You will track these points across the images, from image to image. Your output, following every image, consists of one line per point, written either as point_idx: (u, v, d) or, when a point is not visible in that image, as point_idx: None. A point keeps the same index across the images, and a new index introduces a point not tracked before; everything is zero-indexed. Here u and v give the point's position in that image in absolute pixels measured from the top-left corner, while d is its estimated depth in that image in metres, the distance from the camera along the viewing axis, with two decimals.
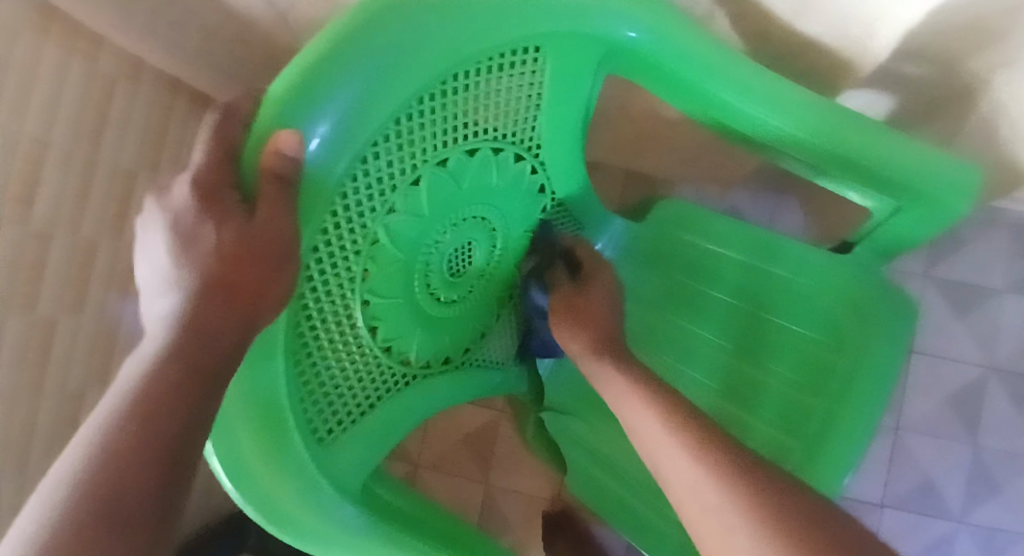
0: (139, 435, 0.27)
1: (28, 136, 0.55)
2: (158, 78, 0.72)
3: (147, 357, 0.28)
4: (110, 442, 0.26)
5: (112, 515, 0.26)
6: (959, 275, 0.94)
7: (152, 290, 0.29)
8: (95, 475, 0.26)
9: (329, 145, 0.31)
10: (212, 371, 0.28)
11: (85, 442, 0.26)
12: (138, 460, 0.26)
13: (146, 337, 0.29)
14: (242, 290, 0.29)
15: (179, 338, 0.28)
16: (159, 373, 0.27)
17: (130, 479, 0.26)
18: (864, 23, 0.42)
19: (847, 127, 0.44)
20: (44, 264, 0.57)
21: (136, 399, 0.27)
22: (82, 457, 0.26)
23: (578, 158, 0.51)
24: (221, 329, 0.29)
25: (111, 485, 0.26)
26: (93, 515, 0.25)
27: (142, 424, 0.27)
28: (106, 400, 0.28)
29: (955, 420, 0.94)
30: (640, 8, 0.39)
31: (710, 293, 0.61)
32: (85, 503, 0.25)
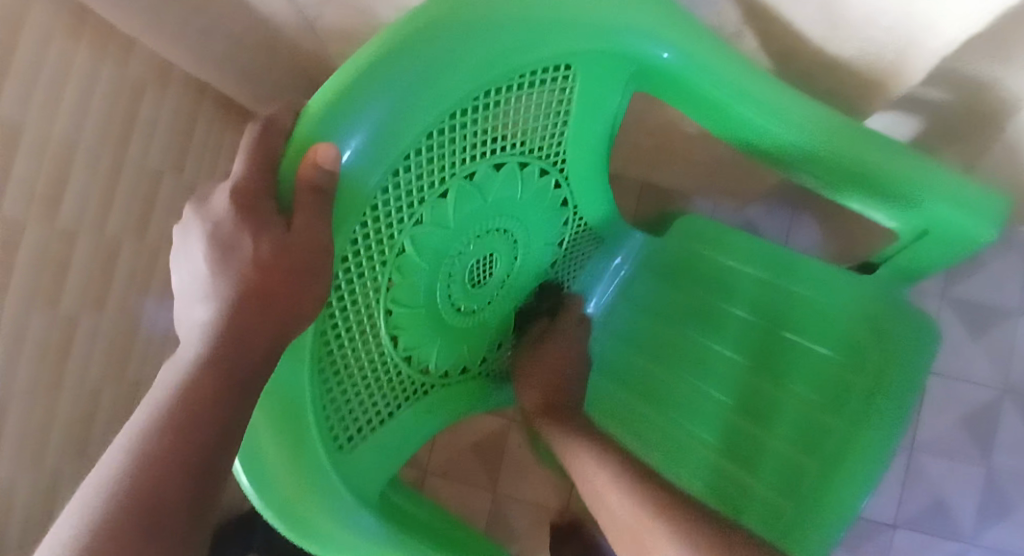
0: (173, 442, 0.27)
1: (60, 136, 0.56)
2: (187, 82, 0.73)
3: (184, 365, 0.29)
4: (147, 447, 0.27)
5: (145, 522, 0.26)
6: (975, 296, 0.93)
7: (190, 296, 0.30)
8: (131, 482, 0.26)
9: (364, 159, 0.31)
10: (245, 379, 0.29)
11: (121, 450, 0.27)
12: (171, 467, 0.27)
13: (183, 345, 0.30)
14: (276, 301, 0.29)
15: (215, 347, 0.29)
16: (196, 381, 0.28)
17: (163, 486, 0.26)
18: (897, 47, 0.43)
19: (871, 148, 0.44)
20: (69, 262, 0.58)
21: (172, 406, 0.28)
22: (119, 463, 0.26)
23: (601, 174, 0.51)
24: (256, 338, 0.29)
25: (144, 492, 0.26)
26: (127, 521, 0.25)
27: (177, 430, 0.27)
28: (142, 409, 0.28)
29: (969, 441, 0.93)
30: (672, 29, 0.40)
31: (726, 309, 0.61)
32: (122, 509, 0.25)
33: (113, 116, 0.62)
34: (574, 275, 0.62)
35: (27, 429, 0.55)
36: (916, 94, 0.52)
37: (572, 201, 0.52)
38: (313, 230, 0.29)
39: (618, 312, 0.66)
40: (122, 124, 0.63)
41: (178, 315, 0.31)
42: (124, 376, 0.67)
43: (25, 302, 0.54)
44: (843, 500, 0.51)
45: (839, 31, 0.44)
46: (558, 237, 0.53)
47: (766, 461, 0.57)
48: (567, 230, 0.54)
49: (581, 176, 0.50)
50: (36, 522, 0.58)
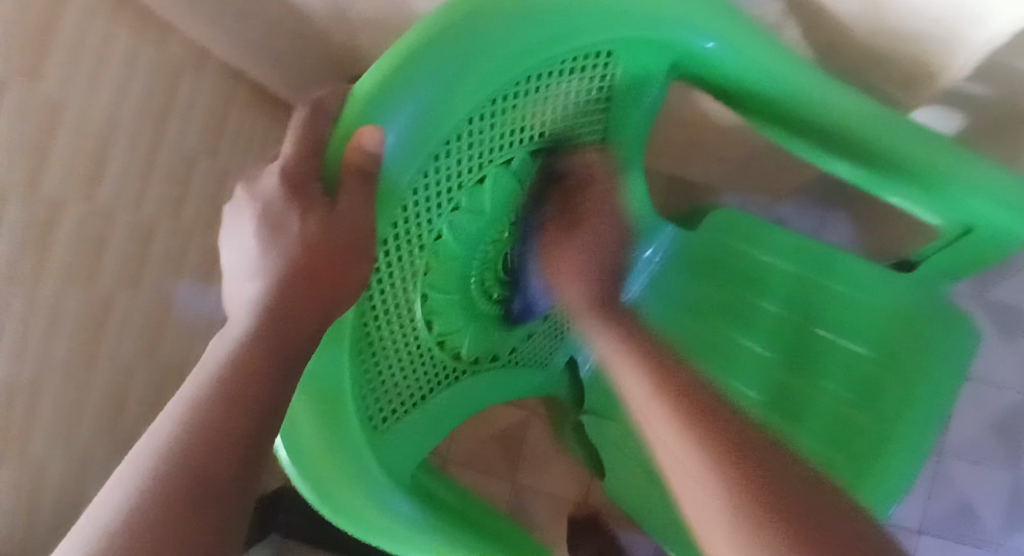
0: (221, 418, 0.28)
1: (99, 118, 0.57)
2: (222, 68, 0.74)
3: (235, 340, 0.30)
4: (197, 422, 0.28)
5: (194, 493, 0.26)
6: (1009, 299, 0.91)
7: (241, 274, 0.31)
8: (183, 455, 0.27)
9: (406, 142, 0.32)
10: (292, 356, 0.29)
11: (170, 424, 0.28)
12: (218, 442, 0.27)
13: (233, 321, 0.31)
14: (325, 278, 0.30)
15: (263, 325, 0.30)
16: (245, 355, 0.29)
17: (211, 460, 0.27)
18: (944, 41, 0.42)
19: (918, 139, 0.43)
20: (107, 242, 0.59)
21: (222, 381, 0.28)
22: (170, 435, 0.27)
23: (635, 164, 0.51)
24: (304, 315, 0.30)
25: (192, 464, 0.27)
26: (175, 491, 0.26)
27: (226, 406, 0.28)
28: (191, 383, 0.29)
29: (998, 446, 0.91)
30: (719, 17, 0.39)
31: (759, 303, 0.61)
32: (174, 482, 0.26)
33: (151, 100, 0.63)
34: None
35: (62, 404, 0.57)
36: (958, 91, 0.51)
37: None
38: (360, 211, 0.29)
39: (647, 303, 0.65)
40: (159, 109, 0.64)
41: (229, 293, 0.32)
42: (155, 358, 0.68)
43: (64, 281, 0.55)
44: (876, 493, 0.52)
45: (884, 25, 0.44)
46: None
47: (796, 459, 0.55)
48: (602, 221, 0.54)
49: (616, 166, 0.50)
50: (68, 496, 0.59)
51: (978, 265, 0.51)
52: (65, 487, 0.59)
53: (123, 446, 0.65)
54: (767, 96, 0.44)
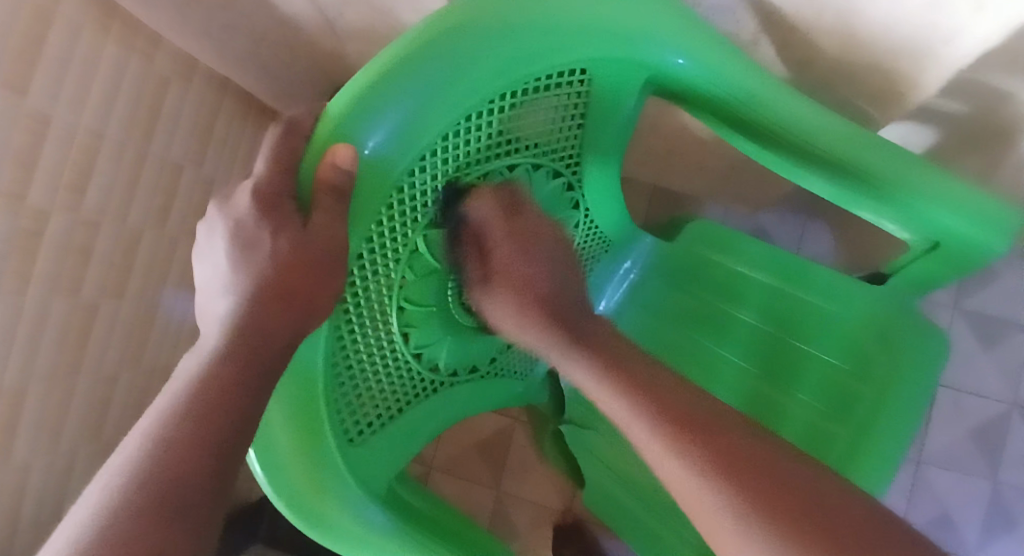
0: (195, 427, 0.28)
1: (85, 128, 0.58)
2: (210, 76, 0.75)
3: (207, 354, 0.30)
4: (167, 434, 0.28)
5: (166, 502, 0.26)
6: (987, 309, 0.93)
7: (213, 290, 0.31)
8: (154, 467, 0.27)
9: (381, 158, 0.32)
10: (265, 367, 0.30)
11: (143, 436, 0.28)
12: (190, 449, 0.27)
13: (205, 336, 0.31)
14: (297, 294, 0.30)
15: (234, 337, 0.30)
16: (219, 367, 0.29)
17: (184, 469, 0.27)
18: (915, 57, 0.43)
19: (884, 157, 0.44)
20: (91, 251, 0.60)
21: (194, 394, 0.29)
22: (142, 449, 0.27)
23: (614, 177, 0.52)
24: (275, 327, 0.30)
25: (165, 473, 0.27)
26: (148, 500, 0.26)
27: (198, 415, 0.28)
28: (164, 396, 0.29)
29: (977, 453, 0.92)
30: (689, 36, 0.40)
31: (736, 315, 0.62)
32: (145, 493, 0.26)
33: (137, 109, 0.64)
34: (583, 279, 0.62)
35: (44, 413, 0.57)
36: (930, 108, 0.52)
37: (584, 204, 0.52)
38: (332, 229, 0.30)
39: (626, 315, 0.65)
40: (146, 118, 0.65)
41: (201, 308, 0.32)
42: (139, 365, 0.68)
43: (47, 290, 0.55)
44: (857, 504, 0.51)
45: (857, 41, 0.45)
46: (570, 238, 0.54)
47: None
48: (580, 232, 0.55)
49: (595, 179, 0.50)
50: (48, 504, 0.59)
51: (950, 277, 0.52)
52: (45, 496, 0.59)
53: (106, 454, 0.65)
54: (739, 116, 0.45)
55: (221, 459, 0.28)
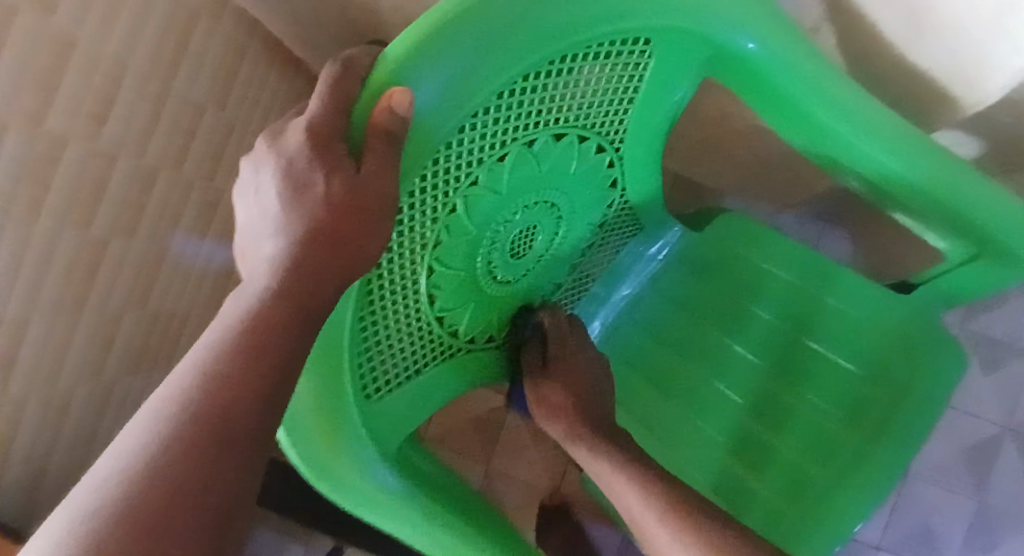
0: (241, 369, 0.28)
1: (110, 56, 0.55)
2: (239, 16, 0.72)
3: (253, 297, 0.30)
4: (214, 373, 0.28)
5: (215, 440, 0.27)
6: (992, 332, 0.93)
7: (260, 230, 0.30)
8: (200, 404, 0.27)
9: (435, 107, 0.31)
10: (311, 313, 0.30)
11: (192, 370, 0.28)
12: (237, 392, 0.28)
13: (250, 279, 0.31)
14: (346, 246, 0.30)
15: (282, 281, 0.29)
16: (267, 311, 0.29)
17: (231, 409, 0.28)
18: (979, 63, 0.42)
19: (937, 165, 0.43)
20: (107, 183, 0.58)
21: (239, 335, 0.29)
22: (187, 386, 0.28)
23: (655, 156, 0.51)
24: (323, 275, 0.30)
25: (213, 411, 0.27)
26: (198, 434, 0.27)
27: (246, 356, 0.28)
28: (212, 332, 0.30)
29: (967, 473, 0.93)
30: (762, 20, 0.38)
31: (754, 311, 0.61)
32: (191, 428, 0.27)
33: (164, 44, 0.61)
34: (608, 260, 0.61)
35: (45, 348, 0.56)
36: (986, 116, 0.51)
37: (621, 183, 0.51)
38: (381, 176, 0.29)
39: (645, 301, 0.64)
40: (171, 53, 0.62)
41: (245, 247, 0.32)
42: (145, 304, 0.67)
43: (58, 219, 0.54)
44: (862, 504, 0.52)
45: (924, 37, 0.43)
46: (601, 216, 0.53)
47: (774, 467, 0.57)
48: (611, 212, 0.54)
49: (635, 156, 0.49)
50: (44, 440, 0.59)
51: (978, 293, 0.52)
52: (42, 432, 0.58)
53: (103, 393, 0.65)
54: (800, 108, 0.43)
55: (267, 403, 0.29)
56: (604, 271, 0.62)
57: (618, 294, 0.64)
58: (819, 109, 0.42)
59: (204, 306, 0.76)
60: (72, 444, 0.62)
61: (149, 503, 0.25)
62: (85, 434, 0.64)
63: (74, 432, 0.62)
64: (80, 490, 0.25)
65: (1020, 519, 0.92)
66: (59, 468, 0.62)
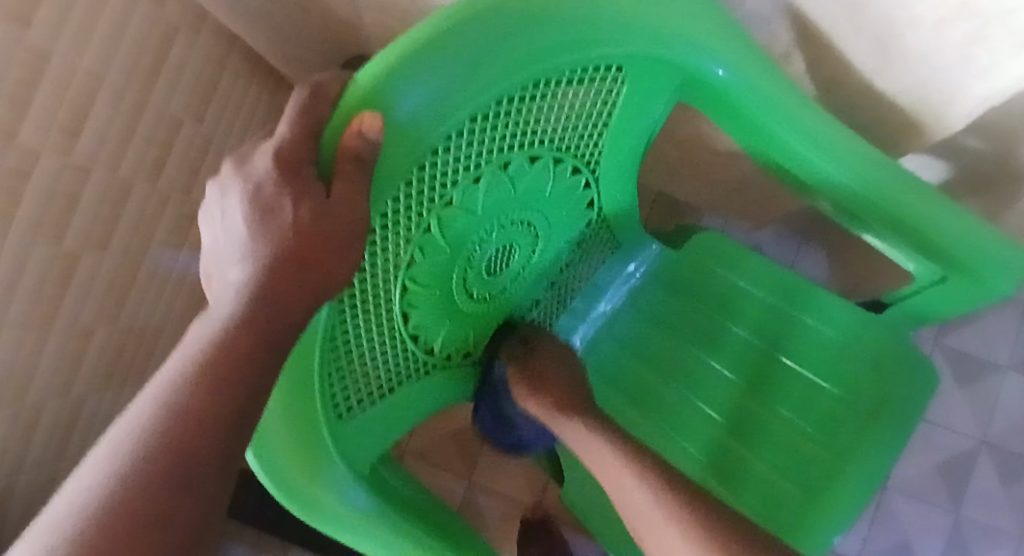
0: (206, 400, 0.28)
1: (85, 68, 0.55)
2: (218, 31, 0.71)
3: (218, 324, 0.29)
4: (177, 402, 0.28)
5: (178, 474, 0.27)
6: (966, 347, 0.95)
7: (227, 256, 0.30)
8: (162, 435, 0.27)
9: (405, 132, 0.31)
10: (279, 339, 0.30)
11: (154, 400, 0.28)
12: (201, 423, 0.28)
13: (216, 305, 0.30)
14: (315, 272, 0.30)
15: (248, 308, 0.29)
16: (232, 338, 0.29)
17: (194, 440, 0.27)
18: (944, 91, 0.43)
19: (902, 187, 0.43)
20: (79, 198, 0.57)
21: (203, 362, 0.29)
22: (149, 417, 0.27)
23: (631, 176, 0.51)
24: (292, 302, 0.30)
25: (176, 443, 0.27)
26: (160, 468, 0.26)
27: (210, 386, 0.28)
28: (176, 360, 0.29)
29: (943, 487, 0.94)
30: (734, 48, 0.39)
31: (731, 328, 0.61)
32: (152, 461, 0.26)
33: (141, 58, 0.61)
34: (586, 277, 0.62)
35: (12, 365, 0.54)
36: (951, 141, 0.53)
37: (597, 203, 0.52)
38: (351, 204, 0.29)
39: (623, 318, 0.65)
40: (149, 66, 0.62)
41: (212, 271, 0.31)
42: (118, 319, 0.66)
43: (28, 234, 0.53)
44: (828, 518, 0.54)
45: (892, 66, 0.44)
46: (578, 235, 0.54)
47: (749, 483, 0.57)
48: (589, 231, 0.54)
49: (610, 177, 0.50)
50: (10, 459, 0.57)
51: (944, 313, 0.53)
52: (8, 451, 0.57)
53: (72, 410, 0.63)
54: (771, 130, 0.43)
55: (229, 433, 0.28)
56: (583, 288, 0.63)
57: (596, 310, 0.65)
58: (786, 133, 0.43)
59: (179, 320, 0.75)
60: (39, 462, 0.61)
61: (109, 542, 0.25)
62: (54, 452, 0.62)
63: (41, 450, 0.61)
64: (40, 527, 0.25)
65: (994, 531, 0.93)
66: (25, 488, 0.60)
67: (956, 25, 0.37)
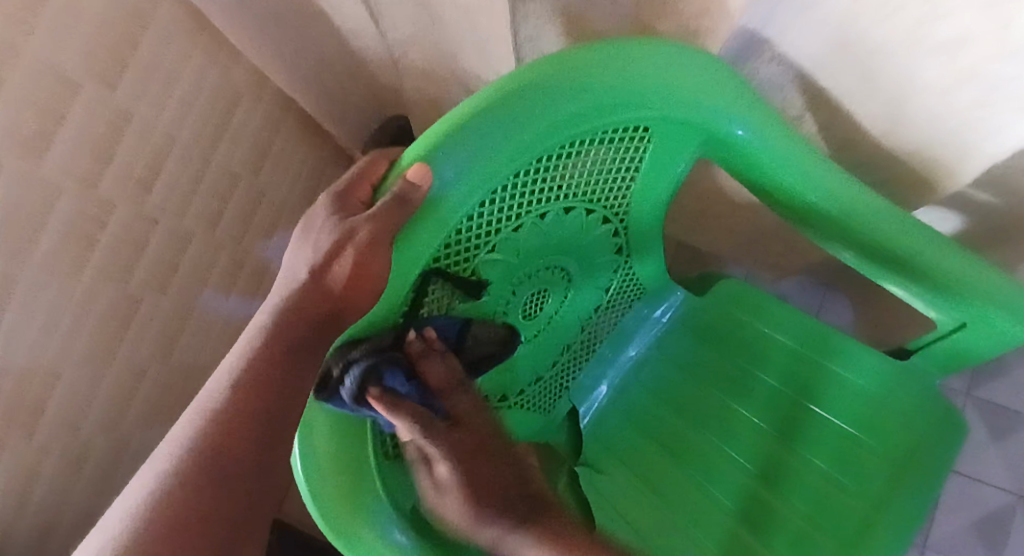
0: (238, 407, 0.34)
1: (160, 130, 0.61)
2: (278, 95, 0.77)
3: (252, 343, 0.36)
4: (218, 416, 0.34)
5: (214, 469, 0.33)
6: (997, 400, 0.94)
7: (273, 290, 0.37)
8: (200, 446, 0.33)
9: (456, 187, 0.36)
10: (297, 351, 0.35)
11: (200, 410, 0.34)
12: (233, 426, 0.33)
13: (254, 327, 0.37)
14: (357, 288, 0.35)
15: (276, 329, 0.35)
16: (262, 354, 0.35)
17: (228, 441, 0.33)
18: (956, 149, 0.46)
19: (913, 236, 0.46)
20: (146, 245, 0.62)
21: (239, 376, 0.35)
22: (195, 424, 0.34)
23: (658, 225, 0.54)
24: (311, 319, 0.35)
25: (214, 443, 0.33)
26: (200, 465, 0.33)
27: (241, 396, 0.34)
28: (219, 375, 0.36)
29: (981, 546, 0.91)
30: (750, 111, 0.43)
31: (758, 376, 0.63)
32: (195, 458, 0.33)
33: (209, 121, 0.67)
34: (613, 323, 0.65)
35: (73, 398, 0.59)
36: (964, 195, 0.55)
37: (626, 250, 0.55)
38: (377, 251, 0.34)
39: (650, 363, 0.68)
40: (215, 128, 0.68)
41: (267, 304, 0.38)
42: (169, 359, 0.70)
43: (99, 278, 0.58)
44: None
45: (900, 128, 0.47)
46: (607, 282, 0.57)
47: (782, 532, 0.56)
48: (617, 279, 0.58)
49: (640, 227, 0.53)
50: (59, 488, 0.60)
51: (975, 359, 0.53)
52: (60, 479, 0.60)
53: (120, 444, 0.67)
54: (791, 186, 0.47)
55: (254, 444, 0.34)
56: (610, 333, 0.67)
57: (625, 355, 0.68)
58: (802, 186, 0.46)
59: (222, 362, 0.79)
60: (85, 493, 0.64)
61: (162, 516, 0.31)
62: (98, 485, 0.65)
63: (87, 482, 0.64)
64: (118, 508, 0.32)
65: None
66: (71, 517, 0.63)
67: (960, 91, 0.40)
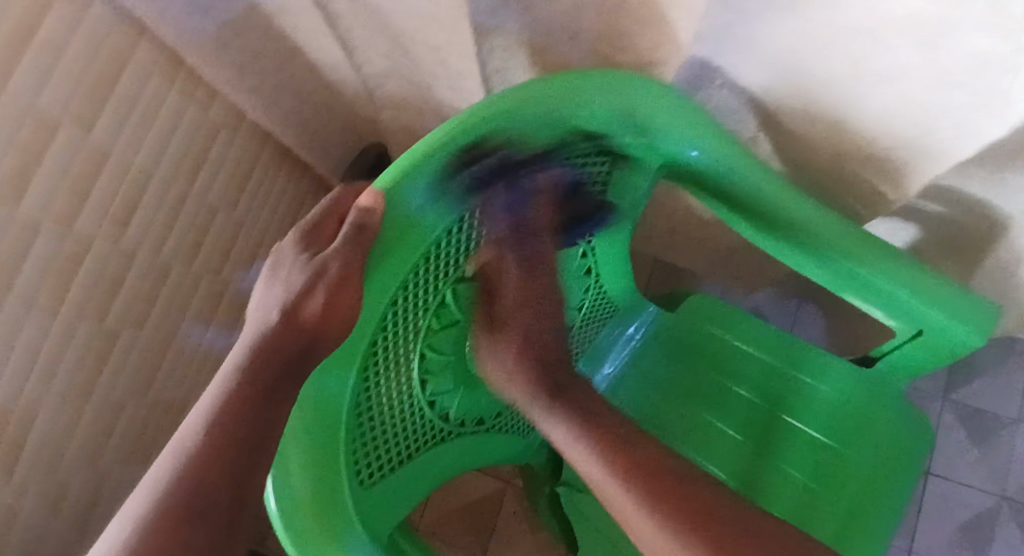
0: (218, 439, 0.35)
1: (137, 166, 0.62)
2: (255, 130, 0.78)
3: (231, 377, 0.37)
4: (198, 448, 0.35)
5: (194, 500, 0.34)
6: (972, 402, 0.96)
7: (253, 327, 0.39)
8: (181, 478, 0.34)
9: (419, 214, 0.38)
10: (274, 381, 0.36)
11: (181, 443, 0.35)
12: (212, 457, 0.34)
13: (233, 363, 0.38)
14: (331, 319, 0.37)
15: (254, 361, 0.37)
16: (240, 388, 0.36)
17: (208, 472, 0.34)
18: (900, 164, 0.48)
19: (871, 252, 0.48)
20: (123, 279, 0.63)
21: (218, 409, 0.36)
22: (176, 456, 0.35)
23: (624, 246, 0.56)
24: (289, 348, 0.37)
25: (194, 475, 0.34)
26: (181, 496, 0.34)
27: (221, 427, 0.35)
28: (201, 409, 0.37)
29: (967, 549, 0.92)
30: (704, 135, 0.45)
31: (733, 390, 0.64)
32: (176, 490, 0.34)
33: (186, 156, 0.68)
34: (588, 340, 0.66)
35: (49, 436, 0.58)
36: (917, 207, 0.57)
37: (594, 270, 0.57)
38: (345, 279, 0.36)
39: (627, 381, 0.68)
40: (192, 163, 0.69)
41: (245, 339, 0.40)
42: (148, 392, 0.70)
43: (75, 314, 0.58)
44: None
45: (849, 147, 0.50)
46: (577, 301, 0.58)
47: None
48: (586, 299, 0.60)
49: (607, 248, 0.55)
50: (37, 528, 0.60)
51: (926, 368, 0.55)
52: (38, 519, 0.59)
53: (99, 480, 0.66)
54: (751, 204, 0.49)
55: (231, 473, 0.34)
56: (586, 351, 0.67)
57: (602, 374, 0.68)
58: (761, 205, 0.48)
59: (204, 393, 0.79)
60: (64, 532, 0.63)
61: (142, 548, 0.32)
62: (77, 523, 0.65)
63: (66, 521, 0.63)
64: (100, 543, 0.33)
65: None
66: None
67: (902, 111, 0.42)
